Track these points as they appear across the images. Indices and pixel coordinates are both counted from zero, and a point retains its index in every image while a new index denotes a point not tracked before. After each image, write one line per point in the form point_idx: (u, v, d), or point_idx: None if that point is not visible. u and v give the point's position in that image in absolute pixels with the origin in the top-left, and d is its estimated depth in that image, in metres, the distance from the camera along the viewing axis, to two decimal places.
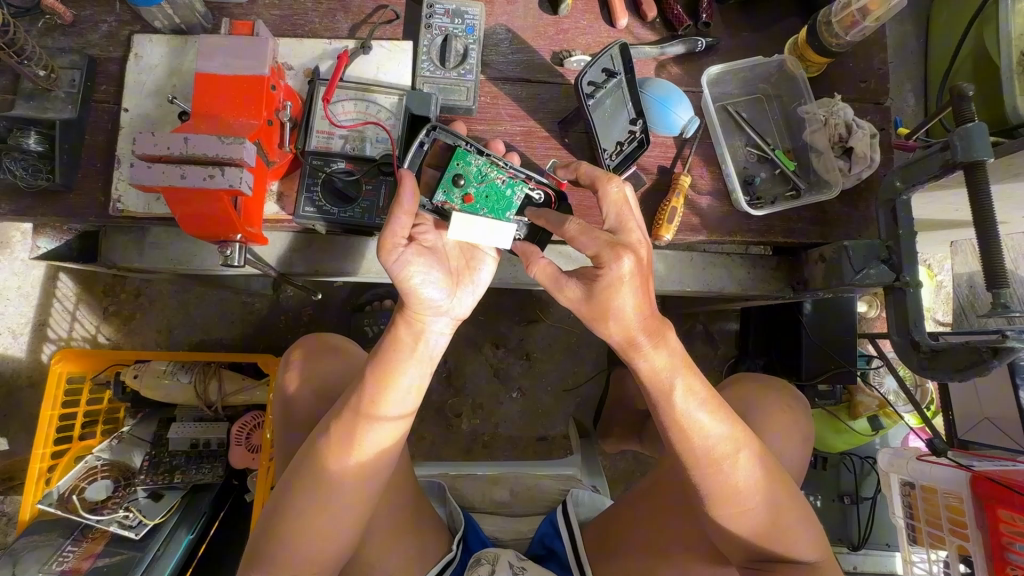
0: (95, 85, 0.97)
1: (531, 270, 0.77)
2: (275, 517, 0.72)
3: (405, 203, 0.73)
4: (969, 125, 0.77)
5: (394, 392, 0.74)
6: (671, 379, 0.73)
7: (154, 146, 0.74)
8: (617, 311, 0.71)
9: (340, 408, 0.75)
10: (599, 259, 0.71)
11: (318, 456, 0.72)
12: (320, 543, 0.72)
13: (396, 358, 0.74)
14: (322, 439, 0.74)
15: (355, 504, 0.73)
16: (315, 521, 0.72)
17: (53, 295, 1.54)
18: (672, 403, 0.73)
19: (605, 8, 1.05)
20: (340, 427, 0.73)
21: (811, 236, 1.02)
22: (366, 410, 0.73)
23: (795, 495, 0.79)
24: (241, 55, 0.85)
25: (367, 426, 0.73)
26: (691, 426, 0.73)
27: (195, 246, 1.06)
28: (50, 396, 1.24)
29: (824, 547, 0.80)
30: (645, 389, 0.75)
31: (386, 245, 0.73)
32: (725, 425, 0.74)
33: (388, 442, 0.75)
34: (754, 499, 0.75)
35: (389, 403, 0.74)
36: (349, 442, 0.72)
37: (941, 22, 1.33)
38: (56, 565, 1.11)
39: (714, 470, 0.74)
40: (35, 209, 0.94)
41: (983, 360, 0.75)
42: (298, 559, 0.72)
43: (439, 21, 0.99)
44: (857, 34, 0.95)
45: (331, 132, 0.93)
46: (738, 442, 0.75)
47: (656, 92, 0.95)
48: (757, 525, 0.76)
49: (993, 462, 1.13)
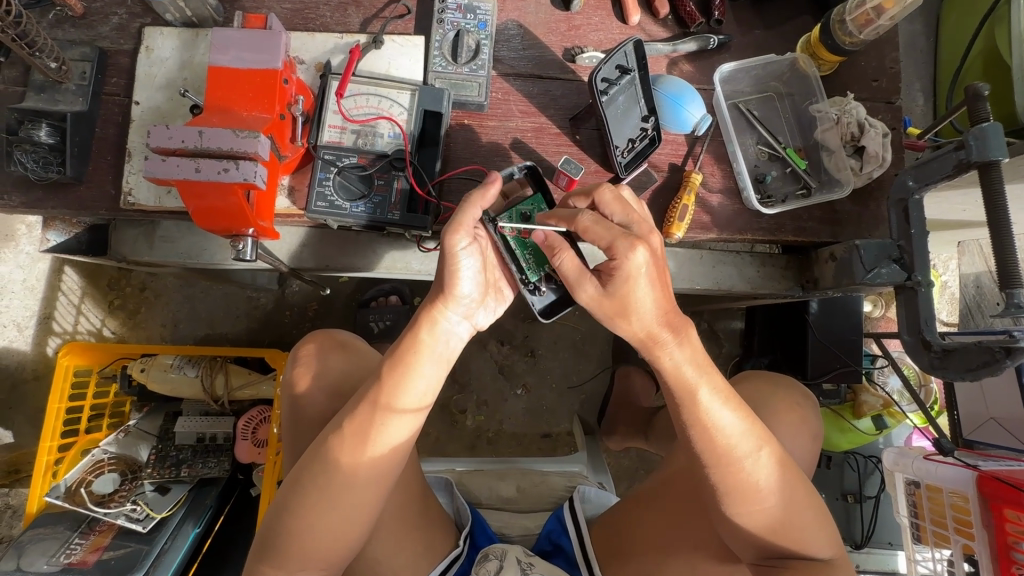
0: (106, 78, 0.97)
1: (557, 260, 0.76)
2: (283, 512, 0.72)
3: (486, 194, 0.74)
4: (983, 125, 0.77)
5: (411, 387, 0.73)
6: (696, 381, 0.73)
7: (168, 139, 0.75)
8: (639, 305, 0.71)
9: (354, 400, 0.75)
10: (612, 250, 0.69)
11: (331, 448, 0.72)
12: (326, 537, 0.72)
13: (417, 347, 0.73)
14: (335, 434, 0.73)
15: (366, 505, 0.74)
16: (326, 517, 0.72)
17: (58, 289, 1.54)
18: (696, 401, 0.73)
19: (617, 5, 1.05)
20: (354, 422, 0.72)
21: (821, 234, 1.02)
22: (380, 403, 0.73)
23: (812, 494, 0.80)
24: (254, 48, 0.84)
25: (381, 422, 0.72)
26: (714, 425, 0.73)
27: (205, 240, 1.06)
28: (57, 389, 1.24)
29: (837, 546, 0.81)
30: (669, 389, 0.74)
31: (458, 227, 0.72)
32: (743, 423, 0.74)
33: (401, 439, 0.74)
34: (769, 500, 0.76)
35: (406, 398, 0.73)
36: (363, 439, 0.72)
37: (952, 21, 1.32)
38: (62, 558, 1.11)
39: (737, 469, 0.74)
40: (46, 201, 0.93)
41: (996, 359, 0.76)
42: (306, 553, 0.72)
43: (451, 16, 0.99)
44: (871, 33, 0.95)
45: (342, 127, 0.94)
46: (758, 439, 0.75)
47: (669, 89, 0.97)
48: (776, 525, 0.77)
49: (999, 461, 1.14)
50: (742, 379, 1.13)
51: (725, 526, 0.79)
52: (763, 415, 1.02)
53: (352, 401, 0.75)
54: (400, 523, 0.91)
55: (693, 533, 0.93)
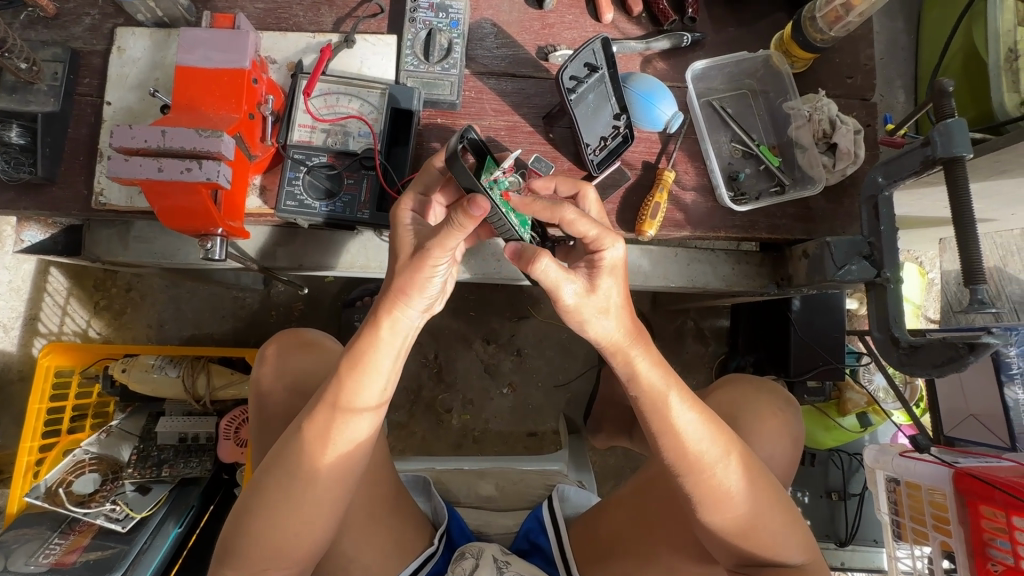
0: (79, 78, 0.97)
1: (534, 270, 0.67)
2: (245, 516, 0.72)
3: (467, 227, 0.65)
4: (948, 121, 0.77)
5: (369, 386, 0.73)
6: (664, 391, 0.73)
7: (132, 138, 0.74)
8: (603, 300, 0.70)
9: (314, 402, 0.74)
10: (596, 242, 0.71)
11: (293, 448, 0.72)
12: (291, 538, 0.72)
13: (377, 348, 0.72)
14: (296, 436, 0.73)
15: (331, 504, 0.74)
16: (290, 522, 0.71)
17: (44, 289, 1.54)
18: (665, 410, 0.73)
19: (591, 4, 1.05)
20: (314, 422, 0.72)
21: (794, 231, 1.01)
22: (339, 404, 0.73)
23: (781, 496, 0.80)
24: (222, 48, 0.85)
25: (341, 420, 0.72)
26: (685, 434, 0.73)
27: (180, 240, 1.05)
28: (38, 389, 1.24)
29: (811, 549, 0.82)
30: (638, 400, 0.74)
31: (441, 245, 0.67)
32: (706, 428, 0.74)
33: (363, 436, 0.74)
34: (743, 502, 0.76)
35: (362, 398, 0.73)
36: (324, 437, 0.72)
37: (933, 19, 1.32)
38: (43, 558, 1.11)
39: (707, 471, 0.74)
40: (17, 202, 0.94)
41: (960, 355, 0.75)
42: (268, 556, 0.72)
43: (423, 15, 0.99)
44: (841, 29, 0.95)
45: (313, 126, 0.94)
46: (721, 443, 0.75)
47: (640, 88, 0.97)
48: (745, 529, 0.77)
49: (978, 459, 1.13)
50: (724, 383, 1.13)
51: (702, 528, 0.78)
52: (744, 421, 1.02)
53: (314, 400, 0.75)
54: (372, 525, 0.92)
55: (669, 534, 0.93)
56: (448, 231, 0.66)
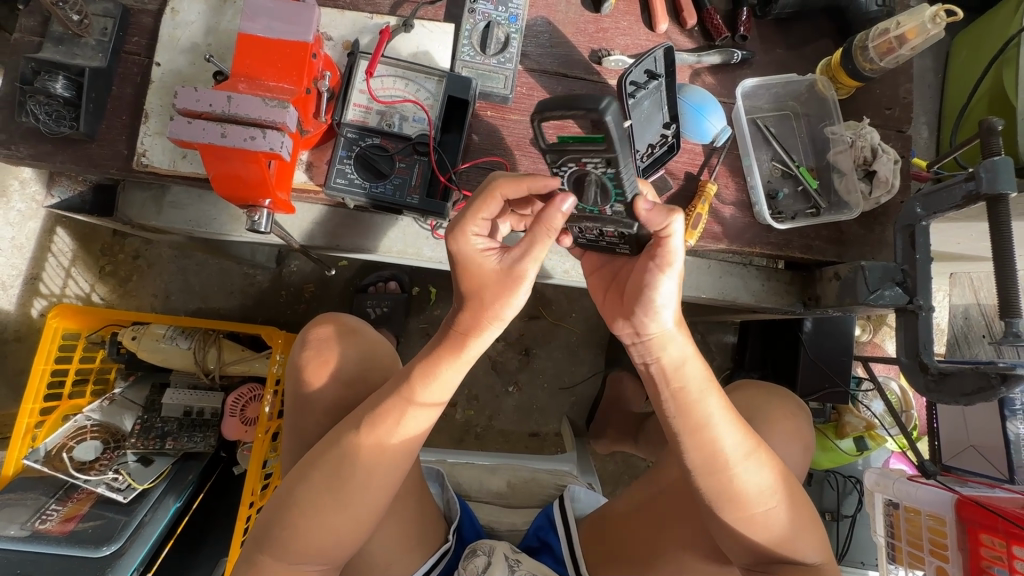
0: (127, 36, 0.95)
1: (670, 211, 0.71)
2: (288, 510, 0.72)
3: (557, 226, 0.70)
4: (995, 158, 0.80)
5: (439, 385, 0.75)
6: (701, 395, 0.75)
7: (196, 102, 0.73)
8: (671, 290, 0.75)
9: (379, 395, 0.76)
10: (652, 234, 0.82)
11: (349, 440, 0.74)
12: (328, 531, 0.73)
13: (453, 353, 0.75)
14: (354, 427, 0.74)
15: (377, 502, 0.75)
16: (335, 510, 0.72)
17: (48, 250, 1.44)
18: (686, 405, 0.75)
19: (646, 12, 1.06)
20: (375, 418, 0.74)
21: (826, 253, 1.04)
22: (408, 398, 0.74)
23: (805, 499, 0.81)
24: (287, 18, 0.83)
25: (406, 415, 0.74)
26: (707, 431, 0.74)
27: (215, 209, 1.04)
28: (44, 351, 1.18)
29: (828, 551, 0.81)
30: (658, 387, 0.77)
31: (465, 229, 0.72)
32: (732, 430, 0.75)
33: (417, 433, 0.76)
34: (761, 504, 0.76)
35: (432, 397, 0.75)
36: (383, 435, 0.73)
37: (962, 60, 1.37)
38: (36, 523, 1.07)
39: (730, 474, 0.75)
40: (56, 155, 0.92)
41: (991, 385, 0.78)
42: (313, 545, 0.72)
43: (483, 7, 0.99)
44: (891, 61, 0.97)
45: (367, 106, 0.94)
46: (748, 447, 0.75)
47: (692, 99, 0.99)
48: (763, 529, 0.77)
49: (976, 488, 1.18)
50: (736, 389, 1.14)
51: (720, 532, 0.80)
52: (757, 424, 1.03)
53: (377, 395, 0.77)
54: (401, 516, 0.91)
55: (681, 532, 0.93)
56: (473, 209, 0.71)
